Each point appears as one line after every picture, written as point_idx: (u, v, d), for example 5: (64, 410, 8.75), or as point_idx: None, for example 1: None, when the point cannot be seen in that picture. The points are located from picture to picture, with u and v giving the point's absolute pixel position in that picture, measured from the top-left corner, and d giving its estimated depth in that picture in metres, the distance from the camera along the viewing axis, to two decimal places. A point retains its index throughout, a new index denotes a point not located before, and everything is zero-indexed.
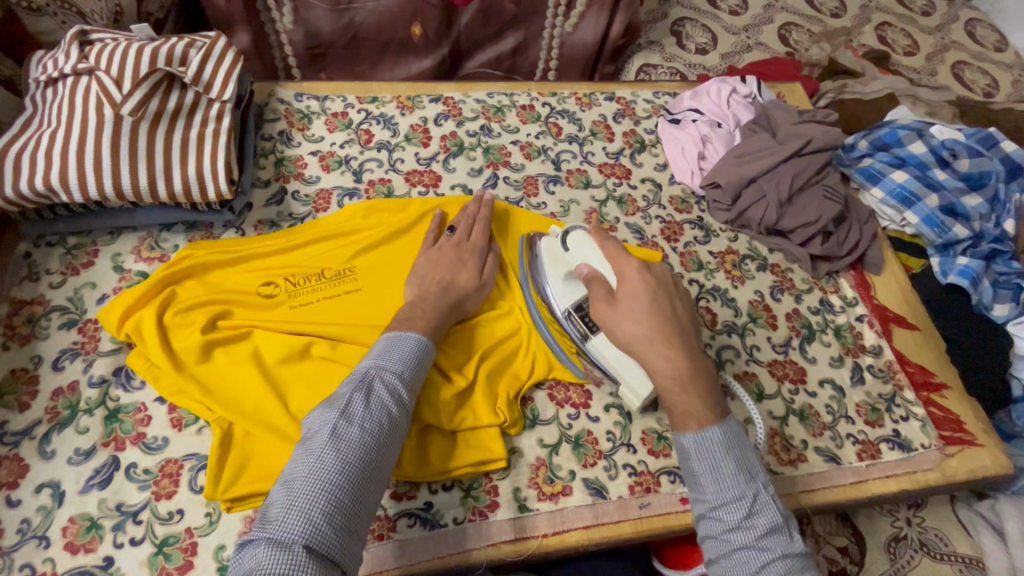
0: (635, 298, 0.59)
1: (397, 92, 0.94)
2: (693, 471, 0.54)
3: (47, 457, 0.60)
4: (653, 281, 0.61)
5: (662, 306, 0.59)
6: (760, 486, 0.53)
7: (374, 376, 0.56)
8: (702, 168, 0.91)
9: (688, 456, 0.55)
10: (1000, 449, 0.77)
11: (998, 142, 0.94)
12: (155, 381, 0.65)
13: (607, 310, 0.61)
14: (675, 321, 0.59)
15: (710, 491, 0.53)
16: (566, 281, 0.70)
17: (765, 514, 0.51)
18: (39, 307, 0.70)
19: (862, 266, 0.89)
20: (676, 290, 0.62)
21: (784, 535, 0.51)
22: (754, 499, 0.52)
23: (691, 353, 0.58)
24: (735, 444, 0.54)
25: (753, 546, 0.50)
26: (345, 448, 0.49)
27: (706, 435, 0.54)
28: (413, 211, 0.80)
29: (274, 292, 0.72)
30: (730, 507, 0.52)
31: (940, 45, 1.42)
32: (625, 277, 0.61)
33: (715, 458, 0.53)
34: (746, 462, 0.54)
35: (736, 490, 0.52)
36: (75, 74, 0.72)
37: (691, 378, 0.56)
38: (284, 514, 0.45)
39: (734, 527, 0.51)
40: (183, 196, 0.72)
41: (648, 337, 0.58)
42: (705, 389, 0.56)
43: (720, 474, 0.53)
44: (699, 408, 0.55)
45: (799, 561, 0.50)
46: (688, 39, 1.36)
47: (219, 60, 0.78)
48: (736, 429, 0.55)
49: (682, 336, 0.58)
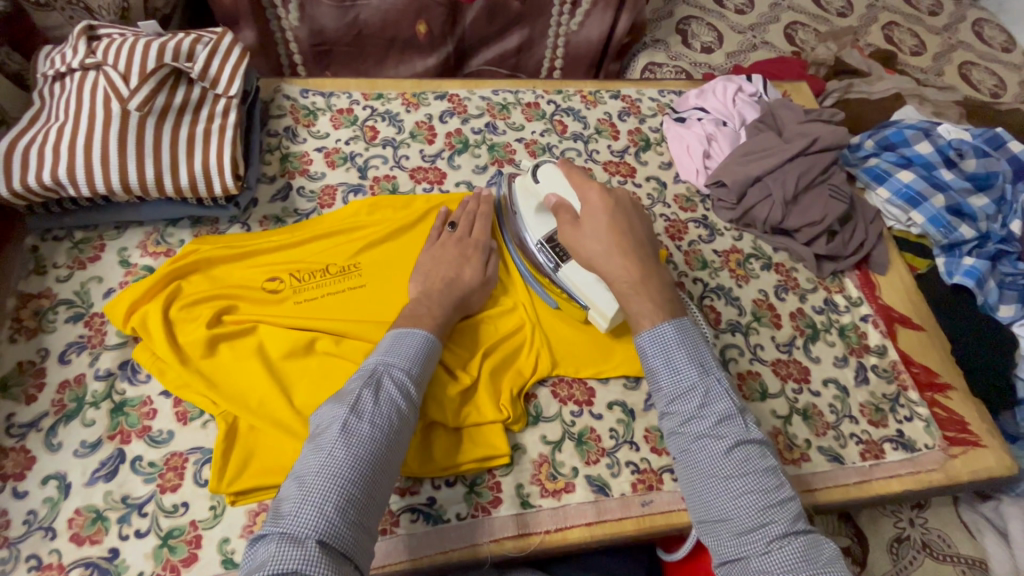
0: (594, 216, 0.62)
1: (403, 89, 0.94)
2: (650, 369, 0.56)
3: (53, 449, 0.61)
4: (613, 200, 0.63)
5: (620, 223, 0.61)
6: (714, 379, 0.54)
7: (383, 372, 0.56)
8: (707, 167, 0.91)
9: (645, 353, 0.57)
10: (1005, 450, 0.77)
11: (1006, 142, 0.93)
12: (161, 374, 0.65)
13: (570, 231, 0.63)
14: (632, 235, 0.61)
15: (666, 384, 0.55)
16: (538, 214, 0.73)
17: (719, 403, 0.53)
18: (46, 300, 0.70)
19: (866, 266, 0.89)
20: (637, 209, 0.64)
21: (740, 422, 0.52)
22: (708, 390, 0.53)
23: (645, 261, 0.60)
24: (689, 340, 0.56)
25: (709, 434, 0.52)
26: (356, 443, 0.49)
27: (660, 331, 0.56)
28: (418, 207, 0.80)
29: (279, 287, 0.72)
30: (684, 398, 0.54)
31: (948, 45, 1.42)
32: (586, 197, 0.64)
33: (669, 351, 0.55)
34: (700, 357, 0.55)
35: (688, 380, 0.54)
36: (82, 69, 0.73)
37: (645, 283, 0.59)
38: (297, 509, 0.45)
39: (689, 418, 0.53)
40: (190, 190, 0.73)
41: (606, 251, 0.60)
42: (659, 293, 0.59)
43: (675, 366, 0.55)
44: (652, 309, 0.58)
45: (757, 449, 0.51)
46: (694, 38, 1.35)
47: (226, 55, 0.78)
48: (690, 327, 0.57)
49: (637, 247, 0.61)
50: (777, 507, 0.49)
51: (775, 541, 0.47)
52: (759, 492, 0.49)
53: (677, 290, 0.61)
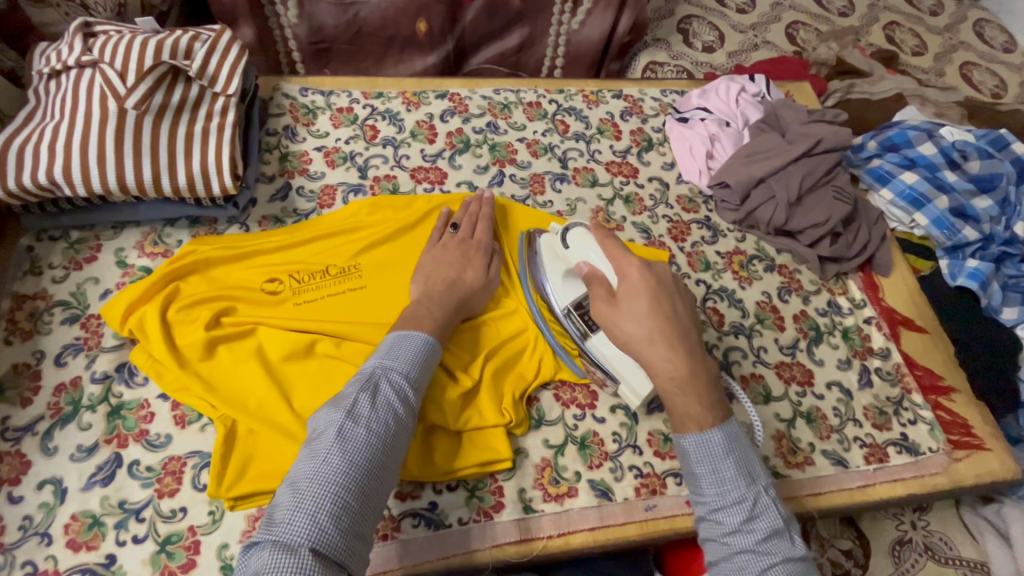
0: (634, 298, 0.58)
1: (404, 88, 0.93)
2: (694, 473, 0.53)
3: (49, 453, 0.60)
4: (655, 279, 0.59)
5: (663, 308, 0.58)
6: (761, 490, 0.52)
7: (381, 376, 0.55)
8: (710, 168, 0.90)
9: (689, 458, 0.54)
10: (1007, 453, 0.77)
11: (1009, 144, 0.93)
12: (158, 376, 0.64)
13: (607, 310, 0.60)
14: (676, 322, 0.57)
15: (710, 494, 0.52)
16: (566, 279, 0.70)
17: (766, 518, 0.50)
18: (42, 301, 0.69)
19: (870, 268, 0.88)
20: (678, 288, 0.60)
21: (786, 539, 0.50)
22: (754, 502, 0.51)
23: (692, 353, 0.56)
24: (737, 446, 0.53)
25: (754, 549, 0.49)
26: (351, 449, 0.49)
27: (708, 438, 0.53)
28: (419, 208, 0.79)
29: (278, 288, 0.71)
30: (730, 510, 0.51)
31: (949, 45, 1.41)
32: (625, 275, 0.60)
33: (716, 460, 0.52)
34: (747, 463, 0.53)
35: (736, 493, 0.51)
36: (79, 67, 0.72)
37: (692, 380, 0.55)
38: (290, 516, 0.44)
39: (735, 530, 0.50)
40: (187, 190, 0.72)
41: (649, 339, 0.57)
42: (706, 390, 0.55)
43: (721, 476, 0.52)
44: (700, 411, 0.54)
45: (801, 566, 0.49)
46: (695, 37, 1.35)
47: (224, 53, 0.77)
48: (739, 430, 0.54)
49: (683, 336, 0.57)
50: None
51: None
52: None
53: (724, 382, 0.57)
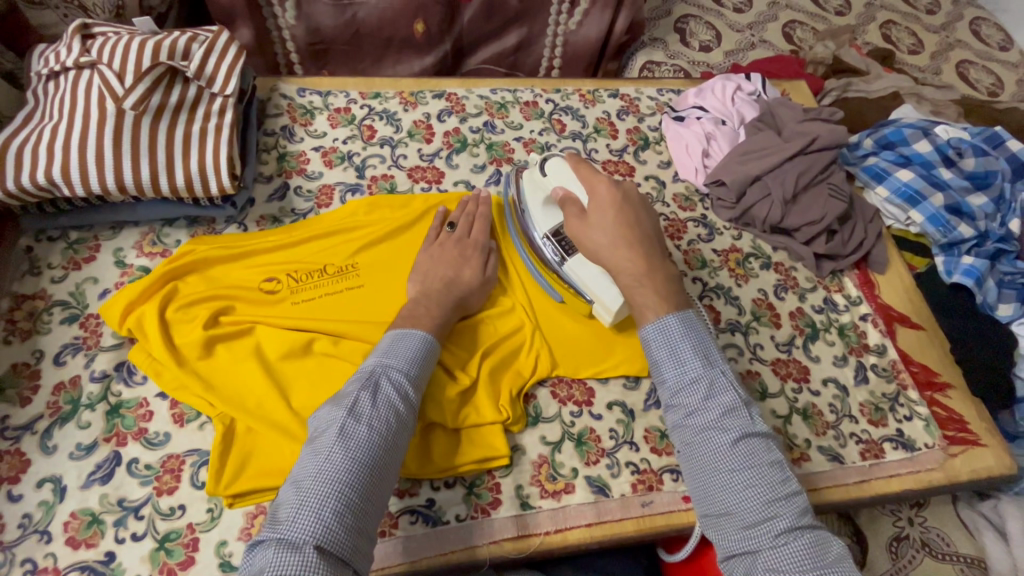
0: (601, 210, 0.64)
1: (401, 88, 0.93)
2: (655, 361, 0.57)
3: (49, 452, 0.60)
4: (621, 193, 0.65)
5: (627, 217, 0.63)
6: (719, 372, 0.54)
7: (381, 374, 0.55)
8: (706, 166, 0.90)
9: (649, 345, 0.57)
10: (1004, 449, 0.77)
11: (1004, 141, 0.94)
12: (156, 375, 0.64)
13: (577, 224, 0.66)
14: (638, 230, 0.63)
15: (671, 377, 0.55)
16: (545, 207, 0.74)
17: (725, 395, 0.53)
18: (41, 302, 0.69)
19: (866, 265, 0.89)
20: (645, 204, 0.66)
21: (745, 415, 0.52)
22: (713, 381, 0.54)
23: (651, 255, 0.62)
24: (694, 332, 0.56)
25: (714, 426, 0.52)
26: (354, 446, 0.49)
27: (665, 323, 0.57)
28: (416, 207, 0.79)
29: (277, 287, 0.72)
30: (688, 391, 0.54)
31: (945, 43, 1.42)
32: (594, 190, 0.66)
33: (673, 343, 0.56)
34: (704, 348, 0.56)
35: (693, 373, 0.54)
36: (77, 68, 0.72)
37: (651, 276, 0.60)
38: (294, 514, 0.45)
39: (694, 410, 0.53)
40: (186, 190, 0.72)
41: (612, 244, 0.62)
42: (663, 285, 0.60)
43: (679, 357, 0.55)
44: (657, 302, 0.59)
45: (762, 443, 0.51)
46: (693, 37, 1.35)
47: (222, 54, 0.78)
48: (696, 320, 0.58)
49: (644, 241, 0.62)
50: (783, 502, 0.48)
51: (781, 536, 0.47)
52: (766, 487, 0.49)
53: (683, 284, 0.62)
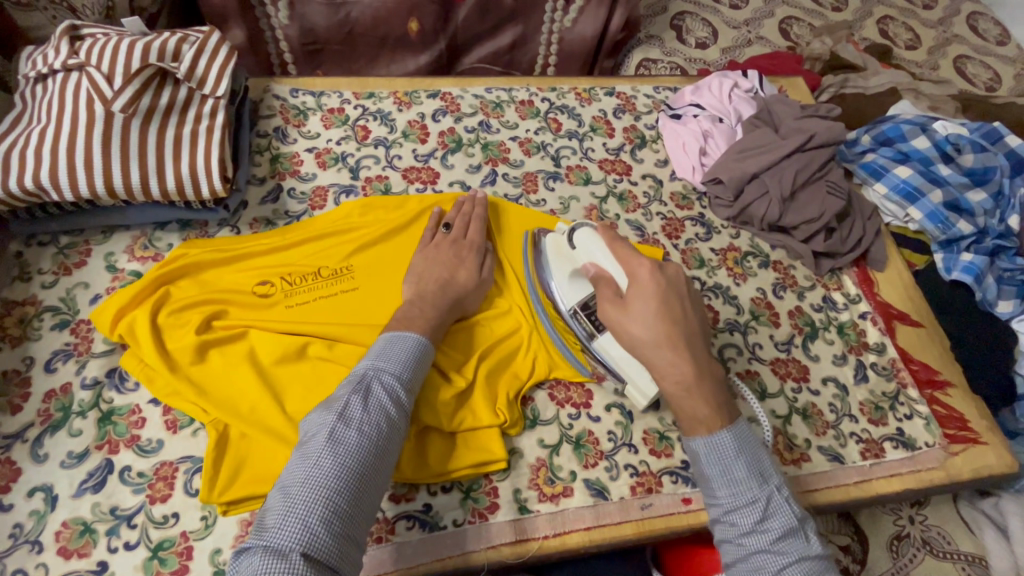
0: (644, 301, 0.58)
1: (395, 88, 0.92)
2: (705, 476, 0.53)
3: (39, 460, 0.59)
4: (665, 283, 0.59)
5: (673, 311, 0.57)
6: (773, 489, 0.52)
7: (372, 377, 0.55)
8: (703, 164, 0.90)
9: (699, 461, 0.54)
10: (1004, 447, 0.76)
11: (1003, 136, 0.93)
12: (148, 382, 0.64)
13: (614, 312, 0.60)
14: (684, 326, 0.57)
15: (723, 496, 0.52)
16: (572, 279, 0.69)
17: (779, 517, 0.51)
18: (31, 307, 0.68)
19: (865, 262, 0.88)
20: (689, 291, 0.60)
21: (800, 538, 0.50)
22: (769, 500, 0.51)
23: (698, 356, 0.56)
24: (748, 446, 0.53)
25: (769, 550, 0.49)
26: (344, 452, 0.48)
27: (716, 440, 0.53)
28: (411, 208, 0.79)
29: (270, 291, 0.71)
30: (744, 511, 0.51)
31: (942, 39, 1.41)
32: (634, 276, 0.59)
33: (726, 461, 0.53)
34: (758, 464, 0.53)
35: (748, 493, 0.51)
36: (65, 70, 0.71)
37: (700, 384, 0.55)
38: (281, 521, 0.44)
39: (749, 532, 0.50)
40: (177, 194, 0.71)
41: (656, 343, 0.56)
42: (713, 394, 0.55)
43: (732, 477, 0.52)
44: (708, 414, 0.54)
45: (818, 563, 0.49)
46: (689, 34, 1.34)
47: (213, 55, 0.77)
48: (747, 431, 0.54)
49: (690, 339, 0.57)
50: None
51: None
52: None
53: (728, 383, 0.58)
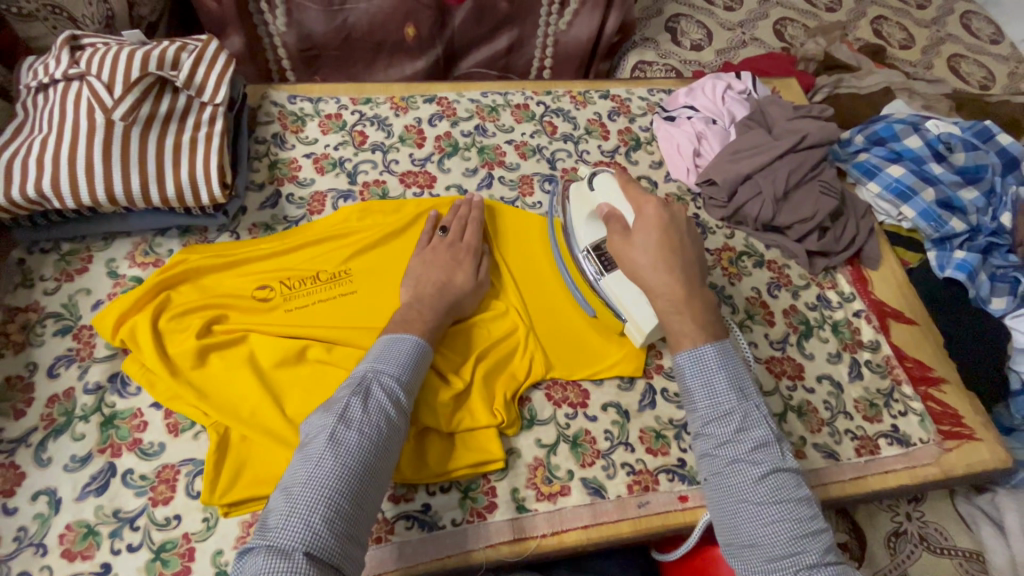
0: (647, 231, 0.63)
1: (392, 93, 0.93)
2: (688, 388, 0.57)
3: (43, 464, 0.60)
4: (668, 217, 0.64)
5: (673, 240, 0.62)
6: (752, 404, 0.54)
7: (372, 379, 0.55)
8: (697, 165, 0.91)
9: (682, 372, 0.57)
10: (998, 442, 0.77)
11: (994, 135, 0.94)
12: (150, 386, 0.64)
13: (619, 241, 0.65)
14: (682, 255, 0.62)
15: (702, 406, 0.55)
16: (588, 221, 0.75)
17: (756, 430, 0.53)
18: (34, 314, 0.69)
19: (859, 261, 0.89)
20: (692, 229, 0.65)
21: (776, 450, 0.52)
22: (746, 414, 0.54)
23: (691, 282, 0.60)
24: (730, 363, 0.56)
25: (744, 459, 0.52)
26: (344, 452, 0.49)
27: (699, 351, 0.56)
28: (409, 211, 0.80)
29: (269, 295, 0.72)
30: (721, 422, 0.54)
31: (937, 38, 1.42)
32: (641, 212, 0.65)
33: (708, 372, 0.56)
34: (739, 380, 0.55)
35: (726, 404, 0.54)
36: (66, 80, 0.72)
37: (689, 303, 0.59)
38: (283, 521, 0.45)
39: (725, 442, 0.53)
40: (177, 200, 0.72)
41: (653, 265, 0.61)
42: (702, 314, 0.59)
43: (713, 388, 0.55)
44: (693, 329, 0.58)
45: (791, 477, 0.52)
46: (684, 36, 1.35)
47: (211, 62, 0.78)
48: (731, 351, 0.57)
49: (686, 266, 0.61)
50: (808, 537, 0.49)
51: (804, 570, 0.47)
52: (794, 520, 0.49)
53: (722, 312, 0.61)
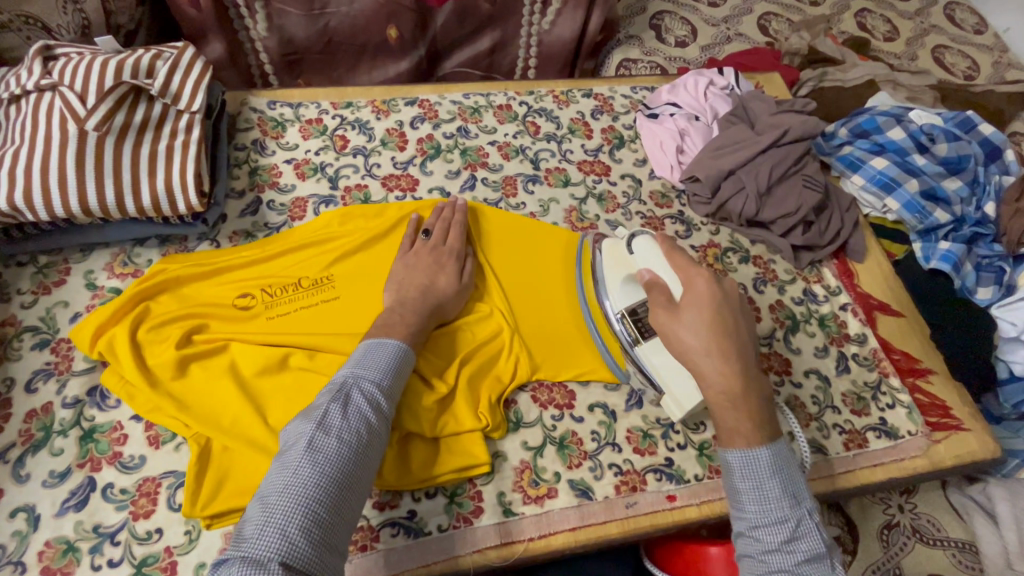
0: (697, 310, 0.58)
1: (373, 96, 0.93)
2: (737, 490, 0.54)
3: (21, 481, 0.59)
4: (721, 294, 0.59)
5: (726, 321, 0.58)
6: (805, 513, 0.52)
7: (352, 385, 0.55)
8: (681, 162, 0.90)
9: (733, 472, 0.54)
10: (986, 433, 0.77)
11: (976, 125, 0.95)
12: (129, 399, 0.64)
13: (666, 317, 0.60)
14: (735, 337, 0.57)
15: (752, 511, 0.53)
16: (624, 284, 0.70)
17: (808, 541, 0.50)
18: (11, 328, 0.68)
19: (844, 255, 0.89)
20: (742, 303, 0.60)
21: (826, 565, 0.50)
22: (799, 523, 0.51)
23: (745, 371, 0.56)
24: (784, 467, 0.53)
25: (791, 572, 0.49)
26: (323, 460, 0.49)
27: (755, 455, 0.53)
28: (390, 216, 0.79)
29: (250, 303, 0.71)
30: (772, 528, 0.51)
31: (920, 29, 1.42)
32: (691, 286, 0.60)
33: (761, 478, 0.53)
34: (793, 487, 0.53)
35: (778, 512, 0.52)
36: (38, 90, 0.71)
37: (745, 396, 0.55)
38: (259, 531, 0.44)
39: (773, 549, 0.50)
40: (153, 210, 0.71)
41: (705, 349, 0.57)
42: (756, 406, 0.55)
43: (765, 494, 0.52)
44: (749, 427, 0.55)
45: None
46: (668, 32, 1.35)
47: (187, 70, 0.77)
48: (786, 450, 0.54)
49: (740, 350, 0.57)
50: None
51: None
52: None
53: (773, 401, 0.58)
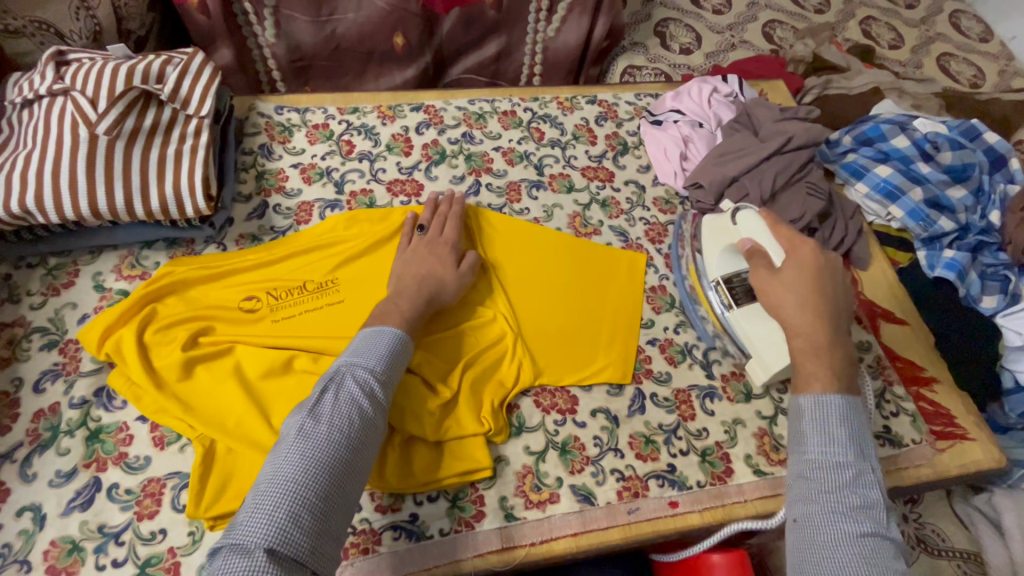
0: (799, 268, 0.63)
1: (379, 102, 0.93)
2: (800, 430, 0.55)
3: (28, 479, 0.60)
4: (824, 262, 0.63)
5: (825, 285, 0.62)
6: (868, 466, 0.52)
7: (345, 373, 0.55)
8: (685, 168, 0.91)
9: (801, 415, 0.55)
10: (992, 443, 0.76)
11: (980, 134, 0.95)
12: (136, 400, 0.64)
13: (766, 271, 0.65)
14: (831, 302, 0.61)
15: (815, 450, 0.53)
16: (726, 253, 0.75)
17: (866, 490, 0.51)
18: (20, 329, 0.69)
19: (848, 262, 0.88)
20: (844, 278, 0.64)
21: (880, 516, 0.50)
22: (860, 472, 0.51)
23: (835, 332, 0.60)
24: (853, 417, 0.54)
25: (844, 514, 0.49)
26: (313, 446, 0.49)
27: (827, 399, 0.55)
28: (394, 220, 0.80)
29: (256, 306, 0.72)
30: (832, 471, 0.52)
31: (925, 38, 1.42)
32: (796, 248, 0.65)
33: (828, 422, 0.54)
34: (860, 440, 0.54)
35: (840, 457, 0.52)
36: (50, 95, 0.72)
37: (829, 351, 0.59)
38: (248, 518, 0.45)
39: (830, 492, 0.51)
40: (162, 214, 0.72)
41: (801, 301, 0.61)
42: (839, 364, 0.58)
43: (831, 437, 0.53)
44: (827, 375, 0.57)
45: (892, 548, 0.48)
46: (673, 40, 1.36)
47: (196, 75, 0.78)
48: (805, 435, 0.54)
49: (833, 313, 0.61)
50: None
51: None
52: None
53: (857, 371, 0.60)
